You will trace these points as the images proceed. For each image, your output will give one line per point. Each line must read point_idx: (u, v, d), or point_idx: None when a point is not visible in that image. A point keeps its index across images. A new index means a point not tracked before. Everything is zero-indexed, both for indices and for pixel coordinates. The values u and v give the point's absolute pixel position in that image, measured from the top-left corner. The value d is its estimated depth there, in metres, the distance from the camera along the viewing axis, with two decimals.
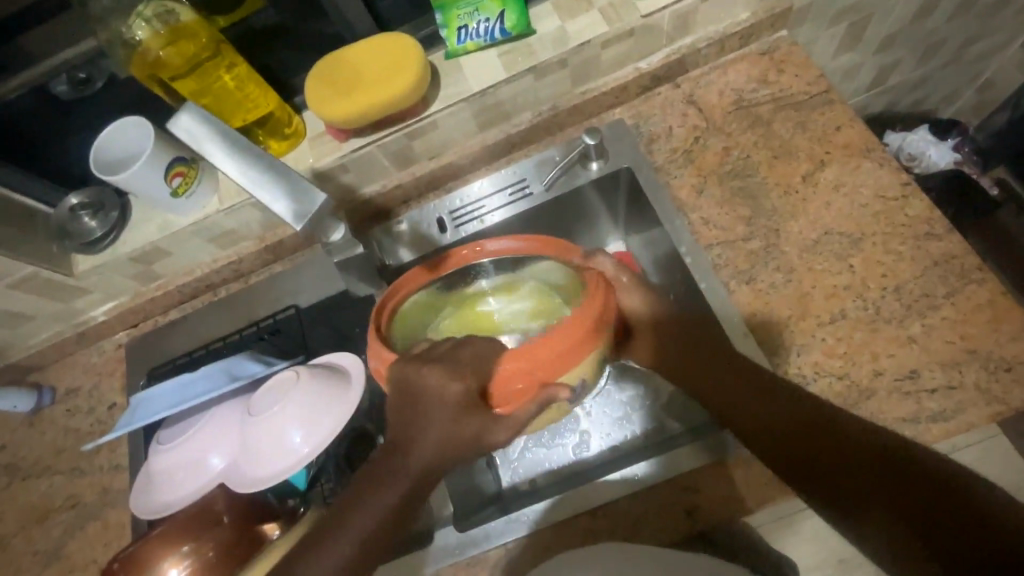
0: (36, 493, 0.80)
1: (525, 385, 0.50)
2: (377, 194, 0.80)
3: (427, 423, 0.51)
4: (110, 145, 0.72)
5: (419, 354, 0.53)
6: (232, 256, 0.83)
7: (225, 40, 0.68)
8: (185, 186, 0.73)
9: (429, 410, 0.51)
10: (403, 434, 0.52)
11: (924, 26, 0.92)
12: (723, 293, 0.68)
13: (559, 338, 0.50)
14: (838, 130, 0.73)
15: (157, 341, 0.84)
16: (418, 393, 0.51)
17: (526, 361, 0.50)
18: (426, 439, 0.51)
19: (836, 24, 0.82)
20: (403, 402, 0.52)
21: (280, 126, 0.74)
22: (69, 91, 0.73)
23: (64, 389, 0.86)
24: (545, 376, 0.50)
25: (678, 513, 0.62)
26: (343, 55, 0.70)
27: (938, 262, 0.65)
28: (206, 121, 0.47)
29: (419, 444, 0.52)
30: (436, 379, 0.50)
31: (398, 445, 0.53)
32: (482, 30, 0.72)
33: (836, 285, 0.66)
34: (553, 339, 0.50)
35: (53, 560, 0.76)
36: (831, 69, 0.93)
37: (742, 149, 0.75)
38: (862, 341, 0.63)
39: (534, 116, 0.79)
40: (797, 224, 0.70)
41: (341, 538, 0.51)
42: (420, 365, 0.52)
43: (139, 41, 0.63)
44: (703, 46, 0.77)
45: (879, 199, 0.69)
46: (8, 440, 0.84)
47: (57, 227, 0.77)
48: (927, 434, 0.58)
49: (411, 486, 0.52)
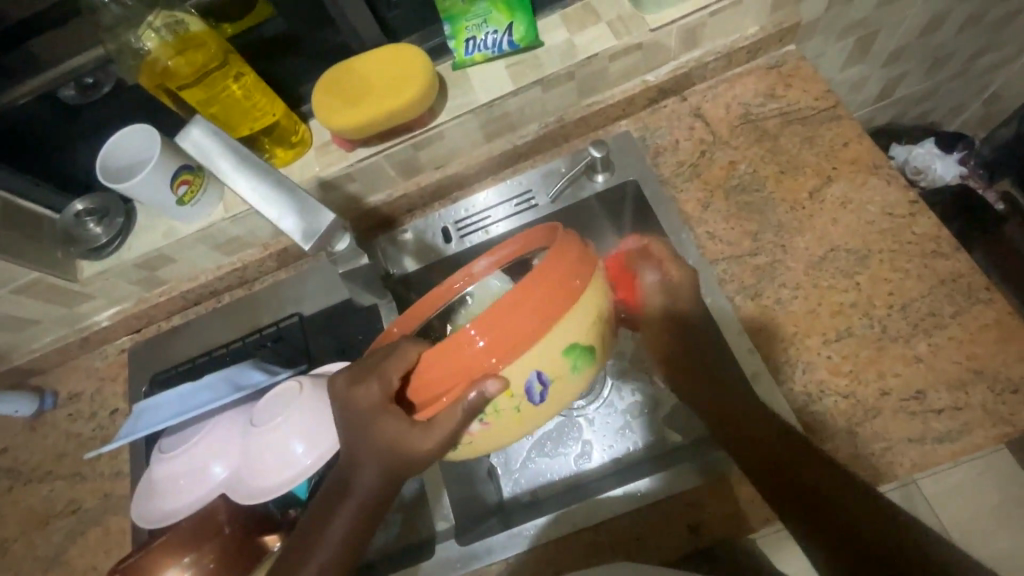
0: (37, 498, 0.80)
1: (470, 363, 0.48)
2: (383, 203, 0.80)
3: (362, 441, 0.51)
4: (118, 154, 0.72)
5: (371, 359, 0.52)
6: (236, 263, 0.83)
7: (233, 50, 0.68)
8: (191, 194, 0.73)
9: (366, 430, 0.51)
10: (354, 448, 0.52)
11: (932, 40, 0.92)
12: (728, 309, 0.68)
13: (494, 316, 0.47)
14: (845, 146, 0.73)
15: (160, 347, 0.84)
16: (353, 413, 0.51)
17: (481, 331, 0.47)
18: (376, 453, 0.50)
19: (844, 38, 0.82)
20: (342, 420, 0.52)
21: (286, 135, 0.74)
22: (77, 96, 0.73)
23: (67, 393, 0.86)
24: (493, 354, 0.48)
25: (682, 529, 0.62)
26: (349, 66, 0.70)
27: (945, 280, 0.64)
28: (214, 135, 0.48)
29: (370, 456, 0.51)
30: (368, 400, 0.50)
31: (351, 458, 0.52)
32: (489, 42, 0.72)
33: (842, 302, 0.66)
34: (513, 313, 0.48)
35: (53, 565, 0.76)
36: (838, 81, 0.93)
37: (749, 163, 0.75)
38: (867, 359, 0.63)
39: (541, 127, 0.79)
40: (803, 239, 0.70)
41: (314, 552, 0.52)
42: (350, 385, 0.52)
43: (149, 52, 0.63)
44: (711, 59, 0.77)
45: (886, 216, 0.69)
46: (9, 444, 0.84)
47: (62, 233, 0.77)
48: (932, 455, 0.58)
49: (371, 494, 0.52)
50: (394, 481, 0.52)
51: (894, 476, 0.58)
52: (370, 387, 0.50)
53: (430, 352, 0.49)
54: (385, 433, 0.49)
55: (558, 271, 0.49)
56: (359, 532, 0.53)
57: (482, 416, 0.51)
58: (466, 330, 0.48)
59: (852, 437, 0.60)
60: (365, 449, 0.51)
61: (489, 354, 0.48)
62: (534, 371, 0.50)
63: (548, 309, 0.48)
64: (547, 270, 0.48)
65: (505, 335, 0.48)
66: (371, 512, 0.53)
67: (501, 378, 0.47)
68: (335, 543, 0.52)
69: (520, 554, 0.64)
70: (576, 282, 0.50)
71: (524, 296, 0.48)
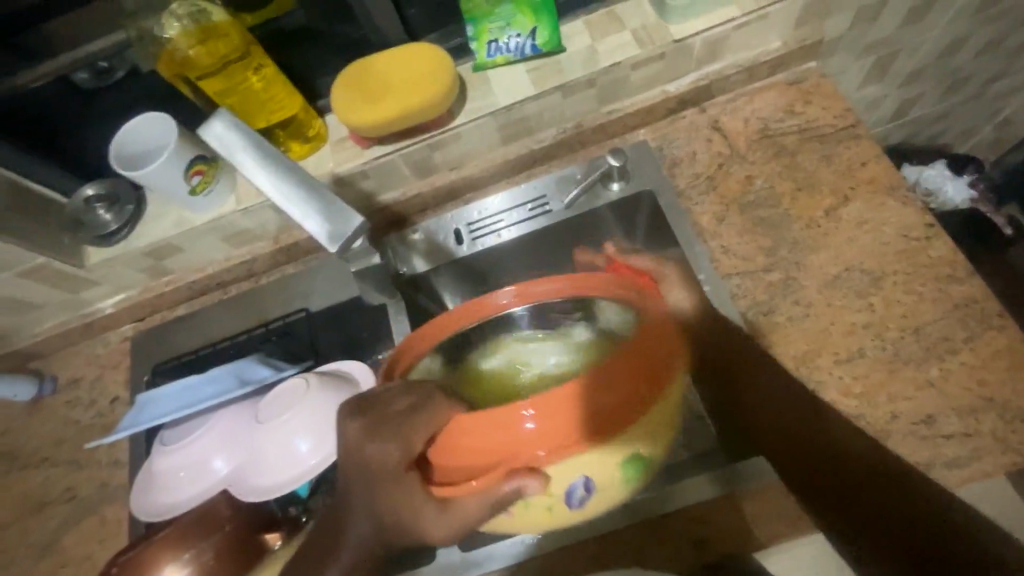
0: (33, 483, 0.79)
1: (509, 452, 0.48)
2: (395, 201, 0.79)
3: (374, 491, 0.47)
4: (133, 140, 0.71)
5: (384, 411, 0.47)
6: (245, 255, 0.82)
7: (255, 42, 0.67)
8: (204, 184, 0.72)
9: (374, 475, 0.47)
10: (358, 495, 0.48)
11: (950, 62, 0.92)
12: (740, 324, 0.68)
13: (554, 402, 0.47)
14: (863, 166, 0.73)
15: (163, 336, 0.83)
16: (363, 459, 0.47)
17: (544, 414, 0.47)
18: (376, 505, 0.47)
19: (865, 57, 0.82)
20: (347, 467, 0.48)
21: (303, 129, 0.73)
22: (90, 80, 0.75)
23: (66, 379, 0.85)
24: (544, 449, 0.48)
25: (686, 542, 0.61)
26: (370, 62, 0.70)
27: (958, 306, 0.64)
28: (239, 135, 0.48)
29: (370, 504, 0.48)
30: (383, 463, 0.47)
31: (349, 499, 0.48)
32: (512, 45, 0.72)
33: (855, 323, 0.66)
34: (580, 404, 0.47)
35: (47, 552, 0.75)
36: (856, 99, 0.93)
37: (767, 178, 0.75)
38: (879, 381, 0.63)
39: (558, 133, 0.79)
40: (818, 258, 0.70)
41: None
42: (364, 424, 0.47)
43: (169, 40, 0.63)
44: (732, 73, 0.77)
45: (902, 238, 0.69)
46: (6, 427, 0.83)
47: (71, 218, 0.77)
48: (940, 481, 0.58)
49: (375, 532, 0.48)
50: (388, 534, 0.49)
51: None
52: (389, 450, 0.47)
53: (485, 416, 0.47)
54: (393, 483, 0.47)
55: (638, 361, 0.49)
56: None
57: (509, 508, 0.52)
58: (524, 408, 0.47)
59: None
60: (374, 500, 0.47)
61: (535, 441, 0.48)
62: (580, 477, 0.51)
63: (611, 406, 0.48)
64: (630, 368, 0.49)
65: (554, 428, 0.47)
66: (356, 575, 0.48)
67: (541, 480, 0.49)
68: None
69: (523, 563, 0.63)
70: (646, 390, 0.50)
71: (609, 380, 0.48)
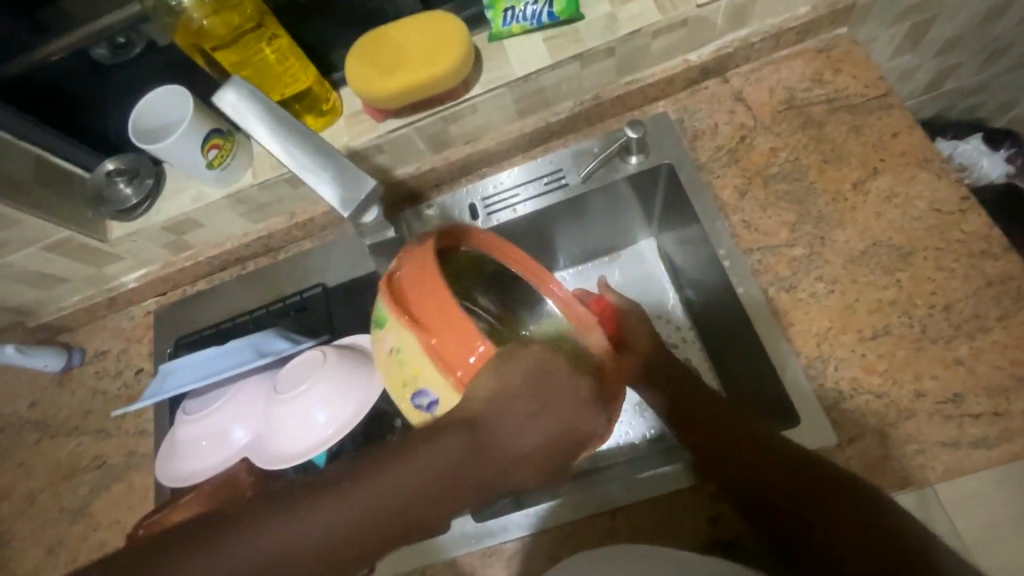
0: (64, 451, 0.82)
1: (450, 351, 0.49)
2: (410, 176, 0.79)
3: (508, 436, 0.49)
4: (149, 113, 0.72)
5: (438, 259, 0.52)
6: (262, 231, 0.83)
7: (268, 12, 0.66)
8: (220, 159, 0.73)
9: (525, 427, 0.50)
10: (497, 420, 0.49)
11: (991, 28, 0.87)
12: (762, 301, 0.66)
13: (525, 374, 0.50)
14: (895, 137, 0.70)
15: (185, 310, 0.85)
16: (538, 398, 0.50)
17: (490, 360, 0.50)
18: (519, 435, 0.49)
19: (899, 23, 0.78)
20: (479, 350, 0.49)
21: (317, 103, 0.73)
22: (107, 56, 0.74)
23: (94, 351, 0.87)
24: (455, 365, 0.49)
25: (701, 518, 0.61)
26: (382, 33, 0.69)
27: (991, 282, 0.62)
28: (249, 99, 0.48)
29: (510, 435, 0.49)
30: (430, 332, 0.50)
31: (483, 422, 0.49)
32: (529, 13, 0.70)
33: (881, 299, 0.64)
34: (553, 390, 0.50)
35: (79, 516, 0.78)
36: (887, 69, 0.88)
37: (791, 151, 0.72)
38: (905, 359, 0.61)
39: (576, 105, 0.77)
40: (844, 233, 0.67)
41: (399, 476, 0.47)
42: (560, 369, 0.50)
43: (183, 9, 0.61)
44: (757, 41, 0.74)
45: (934, 212, 0.66)
46: (38, 397, 0.86)
47: (93, 192, 0.78)
48: (965, 461, 0.56)
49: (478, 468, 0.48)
50: (494, 480, 0.49)
51: (925, 479, 0.56)
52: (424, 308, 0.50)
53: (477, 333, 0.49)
54: (534, 428, 0.50)
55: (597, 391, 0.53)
56: (387, 523, 0.47)
57: (388, 349, 0.52)
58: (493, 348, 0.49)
59: (883, 437, 0.59)
60: (495, 442, 0.49)
61: (465, 367, 0.49)
62: (431, 397, 0.51)
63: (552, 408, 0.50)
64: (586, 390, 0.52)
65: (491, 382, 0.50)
66: (406, 513, 0.47)
67: (440, 376, 0.50)
68: (381, 498, 0.47)
69: (536, 535, 0.64)
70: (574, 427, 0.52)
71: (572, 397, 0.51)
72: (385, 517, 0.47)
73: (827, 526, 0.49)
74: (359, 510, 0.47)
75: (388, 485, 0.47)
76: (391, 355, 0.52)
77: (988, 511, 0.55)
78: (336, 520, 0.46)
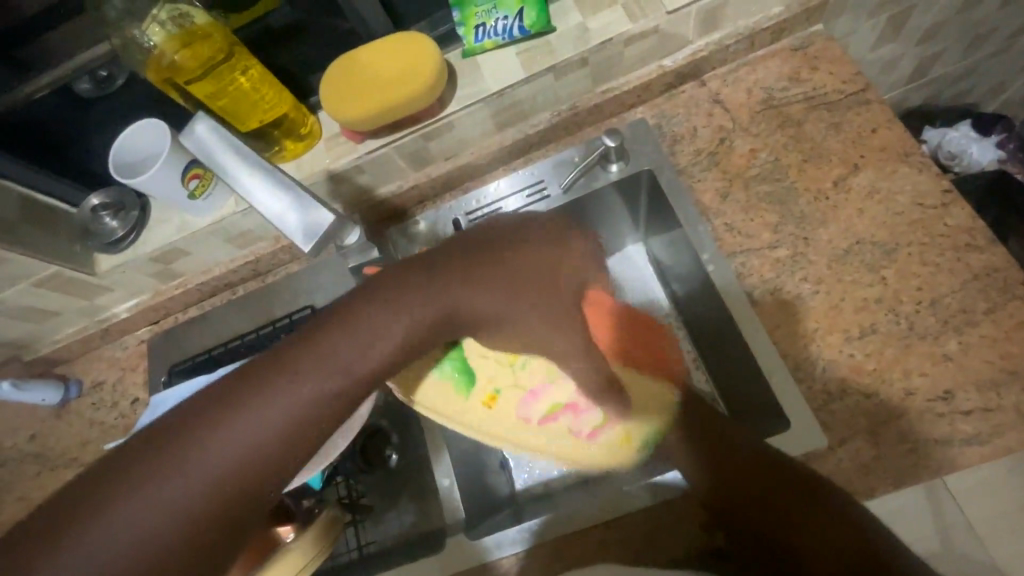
0: (64, 482, 0.82)
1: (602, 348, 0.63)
2: (393, 194, 0.79)
3: (432, 304, 0.48)
4: (129, 147, 0.73)
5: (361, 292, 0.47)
6: (249, 256, 0.83)
7: (240, 43, 0.67)
8: (202, 188, 0.73)
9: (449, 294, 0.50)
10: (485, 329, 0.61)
11: (973, 14, 0.86)
12: (747, 304, 0.66)
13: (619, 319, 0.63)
14: (874, 133, 0.70)
15: (178, 338, 0.86)
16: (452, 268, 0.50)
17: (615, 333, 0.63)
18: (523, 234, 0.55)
19: (877, 16, 0.77)
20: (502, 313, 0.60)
21: (295, 127, 0.73)
22: (92, 90, 0.74)
23: (90, 382, 0.88)
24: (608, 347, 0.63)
25: (694, 527, 0.60)
26: (355, 56, 0.69)
27: (977, 276, 0.61)
28: (217, 139, 0.49)
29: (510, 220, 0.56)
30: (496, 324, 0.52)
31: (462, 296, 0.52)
32: (500, 28, 0.70)
33: (867, 298, 0.63)
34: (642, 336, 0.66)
35: None
36: (869, 61, 0.88)
37: (771, 151, 0.72)
38: (894, 357, 0.60)
39: (553, 116, 0.77)
40: (826, 231, 0.67)
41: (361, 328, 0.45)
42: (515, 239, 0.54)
43: (154, 46, 0.62)
44: (731, 42, 0.74)
45: (917, 207, 0.65)
46: (37, 430, 0.87)
47: (80, 227, 0.79)
48: (958, 458, 0.56)
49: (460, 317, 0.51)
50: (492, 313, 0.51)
51: (918, 479, 0.56)
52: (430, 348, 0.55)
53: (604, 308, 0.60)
54: (455, 301, 0.49)
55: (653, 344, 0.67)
56: (276, 457, 0.40)
57: (519, 379, 0.69)
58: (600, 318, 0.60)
59: (874, 437, 0.58)
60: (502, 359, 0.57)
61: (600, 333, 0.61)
62: (523, 395, 0.70)
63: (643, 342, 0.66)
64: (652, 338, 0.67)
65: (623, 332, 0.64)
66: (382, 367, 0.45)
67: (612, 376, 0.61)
68: (243, 445, 0.38)
69: (530, 549, 0.64)
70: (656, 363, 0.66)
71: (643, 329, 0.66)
72: (254, 467, 0.39)
73: (800, 541, 0.52)
74: (203, 477, 0.37)
75: (243, 425, 0.39)
76: (516, 383, 0.69)
77: (982, 505, 0.55)
78: (273, 425, 0.40)
